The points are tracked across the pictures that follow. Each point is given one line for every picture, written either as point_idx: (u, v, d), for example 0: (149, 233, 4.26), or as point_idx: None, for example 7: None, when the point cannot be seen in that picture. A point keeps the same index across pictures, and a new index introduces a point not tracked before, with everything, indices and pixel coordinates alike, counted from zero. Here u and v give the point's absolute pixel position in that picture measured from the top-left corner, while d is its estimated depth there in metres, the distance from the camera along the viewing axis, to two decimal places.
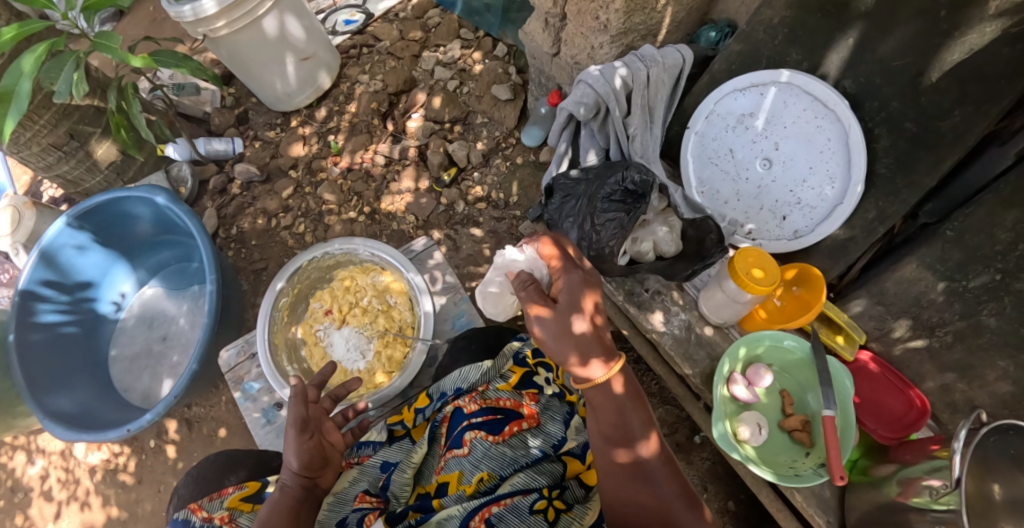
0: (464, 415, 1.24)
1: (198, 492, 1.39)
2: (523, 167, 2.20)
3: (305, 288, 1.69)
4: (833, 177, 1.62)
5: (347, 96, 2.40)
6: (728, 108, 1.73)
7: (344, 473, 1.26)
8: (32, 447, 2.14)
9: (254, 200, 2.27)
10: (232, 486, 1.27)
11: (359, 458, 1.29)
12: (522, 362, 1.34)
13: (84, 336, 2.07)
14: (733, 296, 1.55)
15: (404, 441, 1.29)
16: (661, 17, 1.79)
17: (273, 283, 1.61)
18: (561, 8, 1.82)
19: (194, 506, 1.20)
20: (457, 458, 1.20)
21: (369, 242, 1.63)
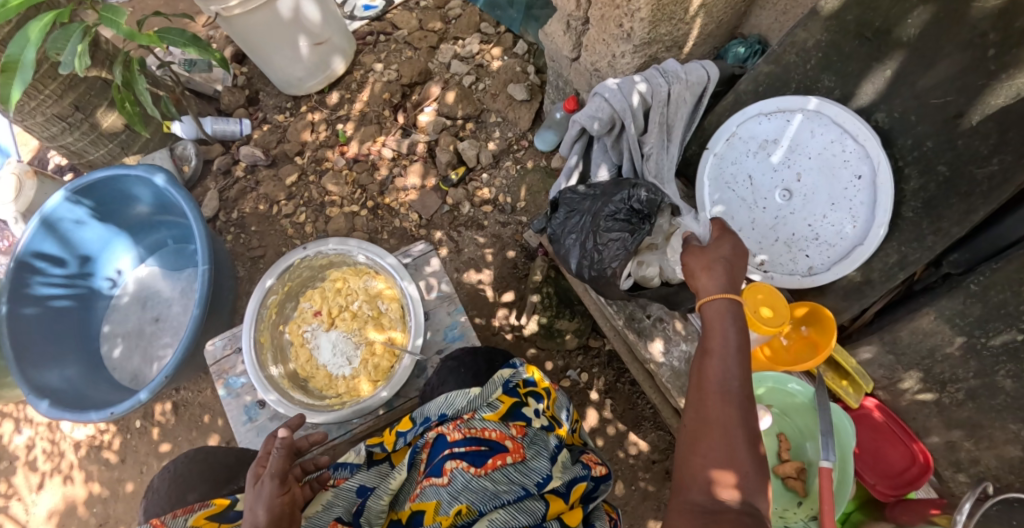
0: (447, 444, 1.19)
1: (168, 501, 1.38)
2: (533, 171, 2.12)
3: (297, 285, 1.65)
4: (856, 216, 1.52)
5: (360, 84, 2.34)
6: (750, 132, 1.63)
7: (319, 495, 1.23)
8: (19, 416, 2.14)
9: (258, 185, 2.22)
10: (198, 504, 1.25)
11: (336, 480, 1.25)
12: (511, 392, 1.28)
13: (76, 311, 2.06)
14: None
15: (384, 466, 1.27)
16: (687, 29, 1.70)
17: (262, 279, 1.57)
18: (584, 12, 1.73)
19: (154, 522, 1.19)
20: (435, 487, 1.17)
21: (365, 246, 1.56)
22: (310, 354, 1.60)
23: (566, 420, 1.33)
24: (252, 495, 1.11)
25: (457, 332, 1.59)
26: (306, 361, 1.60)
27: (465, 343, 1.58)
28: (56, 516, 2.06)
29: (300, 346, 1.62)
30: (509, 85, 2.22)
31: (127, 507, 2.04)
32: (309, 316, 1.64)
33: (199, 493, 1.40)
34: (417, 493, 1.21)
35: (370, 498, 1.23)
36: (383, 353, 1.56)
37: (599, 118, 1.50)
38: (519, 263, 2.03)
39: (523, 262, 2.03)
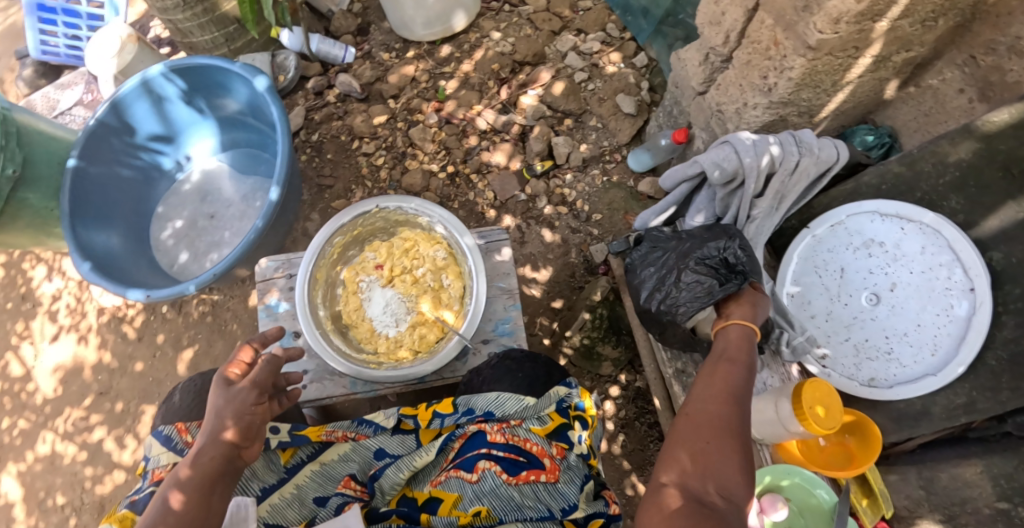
0: (485, 442, 1.22)
1: (191, 408, 1.35)
2: (617, 187, 2.08)
3: (366, 232, 1.64)
4: (937, 346, 1.47)
5: (472, 46, 2.29)
6: (857, 226, 1.58)
7: (338, 445, 1.34)
8: (54, 266, 2.14)
9: (345, 116, 2.19)
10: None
11: (355, 435, 1.33)
12: (562, 412, 1.27)
13: (137, 184, 2.05)
14: (783, 421, 1.44)
15: (408, 438, 1.32)
16: (827, 100, 1.63)
17: (337, 216, 1.55)
18: (729, 50, 1.67)
19: (180, 427, 1.29)
20: (460, 481, 1.20)
21: (447, 217, 1.54)
22: (360, 304, 1.59)
23: (601, 452, 1.32)
24: (217, 395, 1.18)
25: (509, 329, 1.57)
26: (354, 310, 1.59)
27: (513, 341, 1.56)
28: (61, 371, 2.07)
29: (353, 293, 1.60)
30: (619, 95, 2.17)
31: (131, 384, 2.06)
32: (369, 266, 1.62)
33: None
34: (440, 478, 1.24)
35: (388, 467, 1.27)
36: (433, 328, 1.55)
37: (724, 168, 1.42)
38: (577, 274, 2.00)
39: (582, 274, 2.00)
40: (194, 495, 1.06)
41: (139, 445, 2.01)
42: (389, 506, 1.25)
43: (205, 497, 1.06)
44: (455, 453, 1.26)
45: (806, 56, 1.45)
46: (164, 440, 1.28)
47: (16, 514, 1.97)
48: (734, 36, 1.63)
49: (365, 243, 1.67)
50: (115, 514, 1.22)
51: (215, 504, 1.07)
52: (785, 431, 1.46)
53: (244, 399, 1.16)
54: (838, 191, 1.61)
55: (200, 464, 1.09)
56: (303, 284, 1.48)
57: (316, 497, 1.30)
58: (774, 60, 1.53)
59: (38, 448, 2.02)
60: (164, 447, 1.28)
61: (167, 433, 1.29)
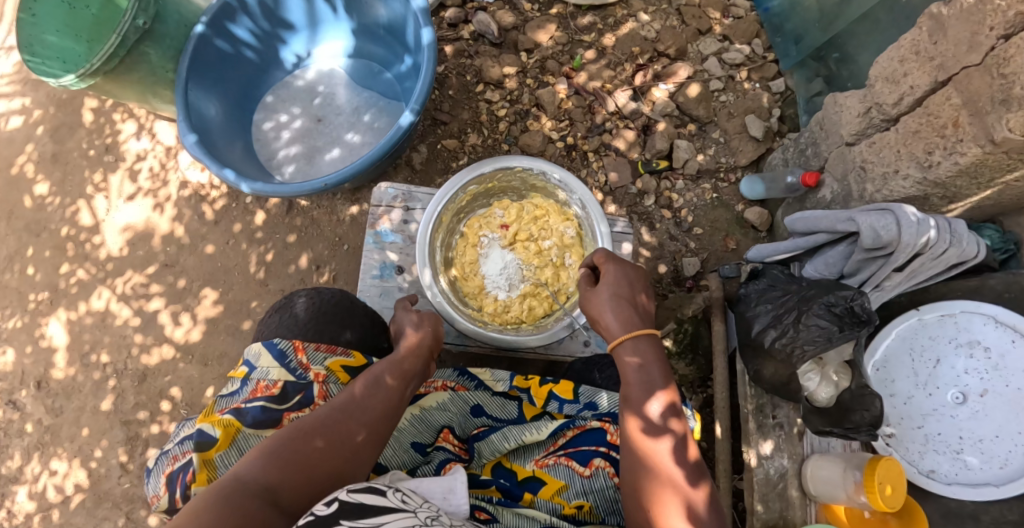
0: (603, 441, 1.34)
1: (307, 328, 1.33)
2: (723, 207, 2.08)
3: (499, 188, 1.61)
4: (1008, 460, 1.47)
5: (616, 23, 2.23)
6: (967, 324, 1.55)
7: (438, 394, 1.38)
8: (144, 125, 2.08)
9: (474, 58, 2.15)
10: (341, 348, 1.33)
11: (456, 387, 1.40)
12: (675, 431, 1.34)
13: (253, 66, 2.02)
14: (845, 489, 1.46)
15: (510, 404, 1.41)
16: (972, 192, 1.57)
17: (477, 165, 1.50)
18: (897, 113, 1.65)
19: (299, 346, 1.29)
20: (569, 471, 1.31)
21: (588, 198, 1.49)
22: (476, 258, 1.59)
23: None
24: (408, 320, 1.42)
25: None
26: (468, 263, 1.59)
27: None
28: (130, 232, 2.03)
29: (470, 245, 1.60)
30: (749, 115, 2.13)
31: (198, 265, 2.04)
32: (493, 224, 1.61)
33: (350, 337, 1.37)
34: (545, 461, 1.34)
35: (493, 435, 1.37)
36: (542, 301, 1.56)
37: (879, 235, 1.41)
38: (664, 281, 2.02)
39: (668, 282, 2.02)
40: (374, 407, 1.22)
41: (194, 326, 2.00)
42: (486, 475, 1.35)
43: (382, 413, 1.23)
44: (560, 438, 1.37)
45: (983, 146, 1.42)
46: (280, 355, 1.28)
47: (57, 361, 1.96)
48: (908, 100, 1.61)
49: (493, 199, 1.66)
50: (219, 417, 1.21)
51: (388, 422, 1.24)
52: (843, 495, 1.46)
53: (425, 338, 1.38)
54: (961, 283, 1.59)
55: (381, 383, 1.26)
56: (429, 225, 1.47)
57: (414, 443, 1.34)
58: (947, 139, 1.50)
59: (93, 302, 2.00)
60: (278, 363, 1.27)
61: (281, 348, 1.29)
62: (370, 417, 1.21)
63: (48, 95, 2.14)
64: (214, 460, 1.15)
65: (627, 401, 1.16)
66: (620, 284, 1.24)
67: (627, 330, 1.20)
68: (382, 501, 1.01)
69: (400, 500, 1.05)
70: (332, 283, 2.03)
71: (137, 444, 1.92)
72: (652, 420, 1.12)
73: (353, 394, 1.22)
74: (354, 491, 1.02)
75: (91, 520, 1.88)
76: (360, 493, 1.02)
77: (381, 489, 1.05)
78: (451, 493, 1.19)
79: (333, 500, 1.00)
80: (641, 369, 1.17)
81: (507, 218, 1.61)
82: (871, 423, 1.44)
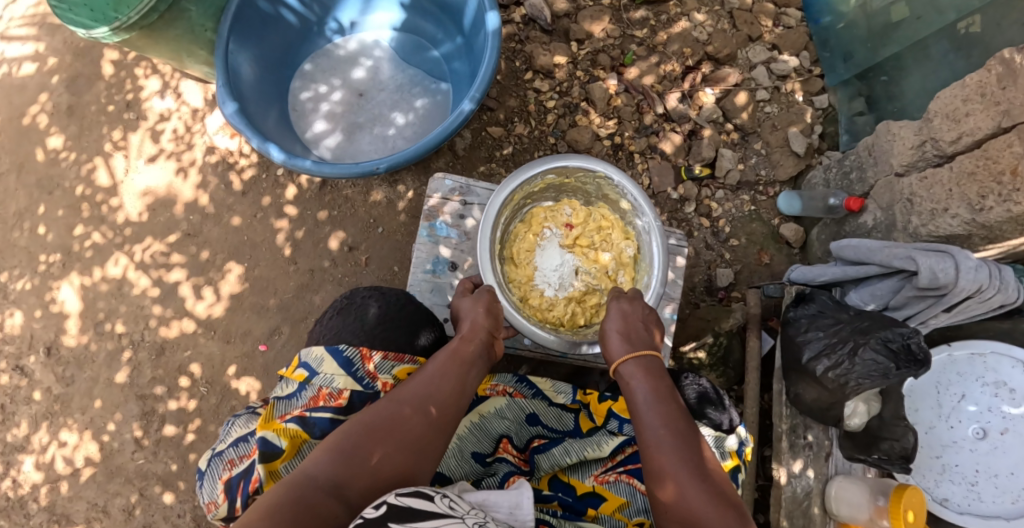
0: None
1: (373, 335, 1.19)
2: (761, 220, 2.09)
3: (574, 186, 1.52)
4: (1020, 495, 1.55)
5: (668, 21, 2.19)
6: (996, 365, 1.61)
7: (496, 400, 1.37)
8: (170, 84, 2.10)
9: (524, 44, 2.19)
10: (408, 356, 1.21)
11: (514, 393, 1.39)
12: (738, 455, 1.35)
13: (294, 32, 1.96)
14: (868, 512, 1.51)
15: (567, 416, 1.39)
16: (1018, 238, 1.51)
17: (568, 157, 1.39)
18: (954, 151, 1.56)
19: (365, 355, 1.16)
20: (631, 488, 1.28)
21: (654, 229, 1.37)
22: (532, 249, 1.51)
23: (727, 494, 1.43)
24: (465, 305, 1.30)
25: None
26: (524, 249, 1.51)
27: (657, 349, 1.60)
28: (151, 197, 2.04)
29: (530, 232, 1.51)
30: (793, 129, 2.10)
31: (222, 237, 2.00)
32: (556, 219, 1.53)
33: (423, 342, 1.26)
34: (606, 476, 1.31)
35: (554, 447, 1.34)
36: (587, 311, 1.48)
37: (937, 276, 1.44)
38: (698, 288, 2.06)
39: (702, 290, 2.06)
40: (438, 399, 1.12)
41: (217, 301, 1.97)
42: (547, 489, 1.32)
43: (447, 405, 1.13)
44: (620, 454, 1.33)
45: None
46: (344, 363, 1.14)
47: (70, 327, 2.00)
48: (966, 140, 1.52)
49: (562, 195, 1.58)
50: (283, 425, 1.10)
51: (452, 413, 1.14)
52: (865, 518, 1.51)
53: (484, 320, 1.25)
54: (993, 325, 1.66)
55: (446, 373, 1.16)
56: (505, 199, 1.37)
57: (474, 453, 1.31)
58: (1003, 186, 1.43)
59: (110, 268, 2.02)
60: (342, 371, 1.14)
61: (347, 355, 1.15)
62: (436, 409, 1.11)
63: (64, 44, 2.18)
64: (280, 472, 1.08)
65: (637, 417, 1.11)
66: (628, 311, 1.24)
67: (630, 349, 1.18)
68: (431, 507, 0.88)
69: (448, 507, 0.89)
70: (365, 267, 1.95)
71: (153, 419, 1.92)
72: (659, 430, 1.07)
73: (417, 386, 1.12)
74: (403, 494, 0.91)
75: (103, 493, 1.90)
76: (409, 497, 0.90)
77: (427, 492, 0.92)
78: (519, 508, 1.05)
79: (381, 503, 0.89)
80: (646, 382, 1.14)
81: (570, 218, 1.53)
82: (902, 455, 1.51)
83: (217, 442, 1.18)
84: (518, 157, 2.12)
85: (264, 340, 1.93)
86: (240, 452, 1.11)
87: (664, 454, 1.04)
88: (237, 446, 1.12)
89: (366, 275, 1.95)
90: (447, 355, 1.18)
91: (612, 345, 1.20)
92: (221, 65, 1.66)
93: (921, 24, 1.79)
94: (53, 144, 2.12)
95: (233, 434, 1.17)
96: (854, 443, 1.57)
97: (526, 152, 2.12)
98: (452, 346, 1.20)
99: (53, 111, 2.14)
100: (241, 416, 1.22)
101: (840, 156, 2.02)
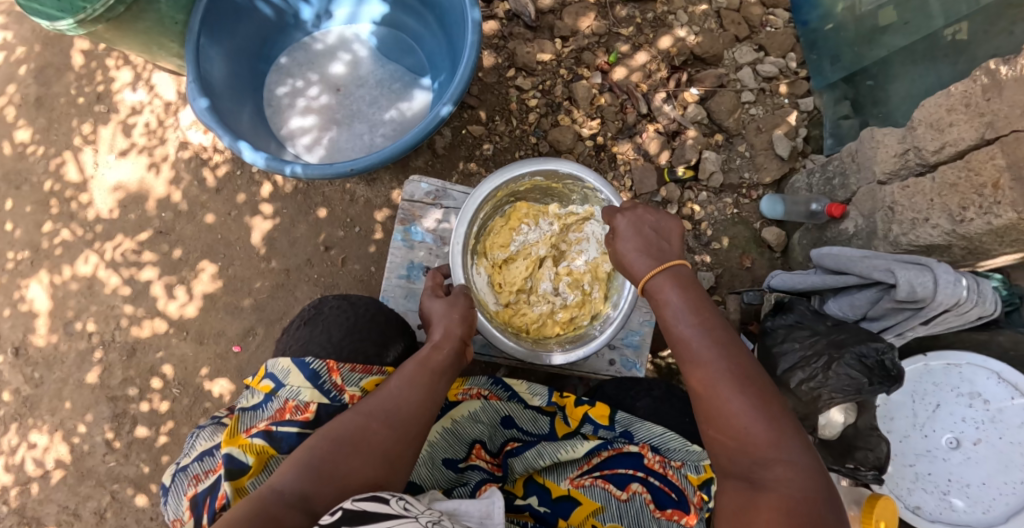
0: (641, 465, 1.27)
1: (341, 344, 1.18)
2: (743, 224, 2.07)
3: (559, 193, 1.48)
4: (992, 506, 1.56)
5: (654, 19, 2.17)
6: (971, 376, 1.61)
7: (470, 403, 1.31)
8: (142, 76, 2.04)
9: (508, 39, 2.15)
10: (377, 368, 1.17)
11: (489, 395, 1.33)
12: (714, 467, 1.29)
13: (272, 25, 1.90)
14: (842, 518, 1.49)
15: (542, 419, 1.33)
16: (997, 249, 1.50)
17: (557, 161, 1.35)
18: (935, 161, 1.55)
19: (333, 367, 1.13)
20: (606, 493, 1.25)
21: None
22: (507, 249, 1.47)
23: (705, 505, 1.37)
24: (437, 309, 1.23)
25: (636, 341, 1.57)
26: (499, 247, 1.47)
27: (635, 356, 1.57)
28: (122, 192, 1.99)
29: (506, 230, 1.48)
30: (777, 132, 2.08)
31: (195, 235, 1.96)
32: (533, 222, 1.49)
33: (392, 355, 1.23)
34: (581, 481, 1.27)
35: (527, 450, 1.29)
36: (552, 318, 1.45)
37: (915, 290, 1.42)
38: None
39: None
40: (407, 409, 1.07)
41: (190, 301, 1.93)
42: (520, 496, 1.27)
43: (417, 415, 1.07)
44: (596, 457, 1.30)
45: (1021, 213, 1.34)
46: (311, 375, 1.11)
47: (39, 327, 1.96)
48: (946, 151, 1.51)
49: (546, 201, 1.54)
50: (248, 440, 1.05)
51: (424, 423, 1.08)
52: None
53: (457, 326, 1.19)
54: (970, 335, 1.68)
55: (414, 380, 1.10)
56: (486, 195, 1.34)
57: (446, 459, 1.27)
58: (984, 198, 1.41)
59: (79, 266, 1.98)
60: (310, 384, 1.10)
61: (314, 367, 1.12)
62: (406, 419, 1.06)
63: (32, 32, 2.11)
64: (247, 489, 1.02)
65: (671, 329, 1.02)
66: (639, 230, 1.13)
67: (656, 263, 1.08)
68: (385, 509, 0.88)
69: (403, 509, 0.89)
70: (341, 267, 1.92)
71: (125, 421, 1.89)
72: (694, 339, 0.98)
73: (385, 397, 1.07)
74: (361, 499, 0.89)
75: (73, 496, 1.88)
76: (365, 501, 0.89)
77: (384, 495, 0.92)
78: (489, 517, 1.04)
79: (337, 509, 0.88)
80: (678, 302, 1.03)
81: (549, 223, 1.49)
82: (875, 465, 1.52)
83: (181, 457, 1.14)
84: (499, 156, 2.09)
85: (238, 341, 1.90)
86: (205, 467, 1.08)
87: (703, 366, 0.95)
88: (203, 461, 1.09)
89: (342, 275, 1.92)
90: (416, 363, 1.12)
91: (635, 263, 1.09)
92: (191, 58, 1.60)
93: (909, 29, 1.77)
94: (21, 138, 2.06)
95: (198, 447, 1.13)
96: (830, 452, 1.57)
97: (508, 150, 2.09)
98: (421, 354, 1.14)
99: (21, 103, 2.07)
100: (207, 427, 1.18)
101: (823, 161, 2.00)
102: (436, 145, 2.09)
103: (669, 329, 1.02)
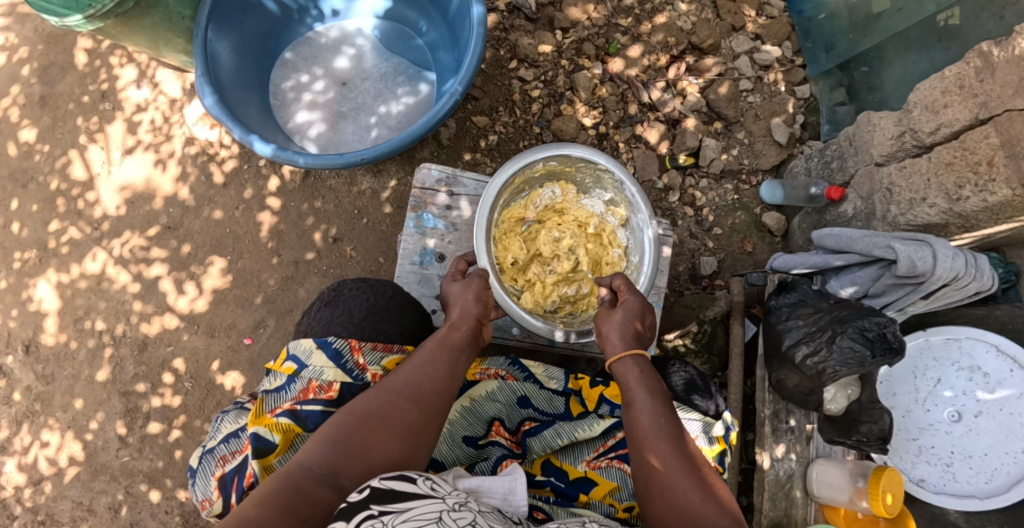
0: None
1: (363, 324, 1.20)
2: (744, 209, 2.11)
3: (570, 175, 1.50)
4: (995, 476, 1.60)
5: (653, 9, 2.19)
6: (970, 350, 1.65)
7: (488, 382, 1.33)
8: (147, 73, 2.05)
9: (508, 32, 2.17)
10: (397, 347, 1.20)
11: (506, 375, 1.34)
12: (725, 439, 1.37)
13: (276, 20, 1.91)
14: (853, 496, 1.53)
15: (558, 398, 1.36)
16: (987, 226, 1.55)
17: (571, 145, 1.37)
18: (931, 143, 1.58)
19: (355, 345, 1.16)
20: (622, 473, 1.29)
21: (653, 224, 1.36)
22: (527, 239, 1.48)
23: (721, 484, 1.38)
24: (454, 291, 1.25)
25: None
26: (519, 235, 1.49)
27: None
28: (129, 191, 2.00)
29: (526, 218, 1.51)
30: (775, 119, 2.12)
31: (203, 230, 1.97)
32: (551, 206, 1.51)
33: (410, 335, 1.26)
34: (598, 462, 1.30)
35: (545, 430, 1.32)
36: (580, 298, 1.49)
37: (915, 265, 1.46)
38: (682, 277, 2.08)
39: (685, 279, 2.08)
40: (429, 387, 1.10)
41: (199, 296, 1.95)
42: (539, 474, 1.31)
43: (438, 391, 1.10)
44: (611, 438, 1.33)
45: (1015, 189, 1.36)
46: (334, 355, 1.14)
47: (48, 325, 1.97)
48: (941, 131, 1.54)
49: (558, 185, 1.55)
50: (274, 420, 1.09)
51: (444, 402, 1.11)
52: (845, 499, 1.54)
53: (473, 307, 1.22)
54: (967, 311, 1.73)
55: (435, 360, 1.13)
56: (504, 181, 1.35)
57: (466, 437, 1.29)
58: (979, 176, 1.43)
59: (88, 264, 1.98)
60: (332, 363, 1.13)
61: (336, 347, 1.15)
62: (428, 398, 1.09)
63: (34, 32, 2.11)
64: (274, 466, 1.07)
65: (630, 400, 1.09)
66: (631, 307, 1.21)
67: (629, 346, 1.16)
68: (412, 488, 0.88)
69: (430, 488, 0.89)
70: (350, 259, 1.94)
71: (137, 416, 1.90)
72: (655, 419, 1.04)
73: (406, 375, 1.10)
74: (387, 477, 0.91)
75: (88, 492, 1.88)
76: (392, 479, 0.90)
77: (411, 474, 0.92)
78: (513, 494, 1.06)
79: (364, 486, 0.90)
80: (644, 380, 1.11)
81: (566, 206, 1.52)
82: (880, 436, 1.55)
83: (207, 439, 1.16)
84: (503, 147, 2.12)
85: (249, 333, 1.92)
86: (232, 448, 1.10)
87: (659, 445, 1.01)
88: (229, 442, 1.12)
89: (351, 266, 1.94)
90: (434, 342, 1.15)
91: (613, 339, 1.17)
92: (199, 52, 1.61)
93: (902, 16, 1.81)
94: (26, 137, 2.06)
95: (223, 430, 1.15)
96: (835, 426, 1.60)
97: (511, 141, 2.13)
98: (440, 334, 1.17)
99: (25, 103, 2.08)
100: (230, 411, 1.20)
101: (820, 146, 2.04)
102: (438, 137, 2.11)
103: (631, 414, 1.07)
